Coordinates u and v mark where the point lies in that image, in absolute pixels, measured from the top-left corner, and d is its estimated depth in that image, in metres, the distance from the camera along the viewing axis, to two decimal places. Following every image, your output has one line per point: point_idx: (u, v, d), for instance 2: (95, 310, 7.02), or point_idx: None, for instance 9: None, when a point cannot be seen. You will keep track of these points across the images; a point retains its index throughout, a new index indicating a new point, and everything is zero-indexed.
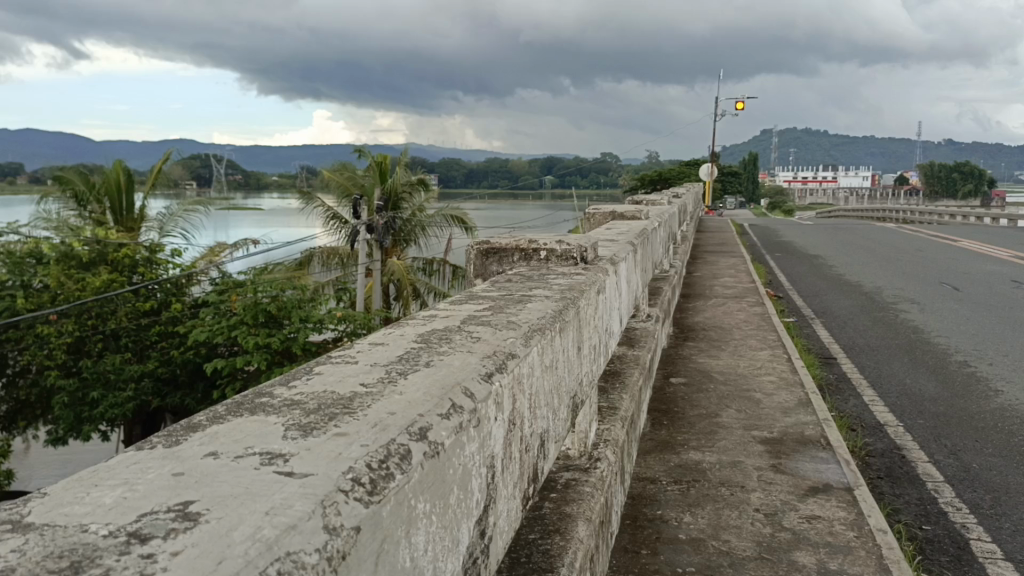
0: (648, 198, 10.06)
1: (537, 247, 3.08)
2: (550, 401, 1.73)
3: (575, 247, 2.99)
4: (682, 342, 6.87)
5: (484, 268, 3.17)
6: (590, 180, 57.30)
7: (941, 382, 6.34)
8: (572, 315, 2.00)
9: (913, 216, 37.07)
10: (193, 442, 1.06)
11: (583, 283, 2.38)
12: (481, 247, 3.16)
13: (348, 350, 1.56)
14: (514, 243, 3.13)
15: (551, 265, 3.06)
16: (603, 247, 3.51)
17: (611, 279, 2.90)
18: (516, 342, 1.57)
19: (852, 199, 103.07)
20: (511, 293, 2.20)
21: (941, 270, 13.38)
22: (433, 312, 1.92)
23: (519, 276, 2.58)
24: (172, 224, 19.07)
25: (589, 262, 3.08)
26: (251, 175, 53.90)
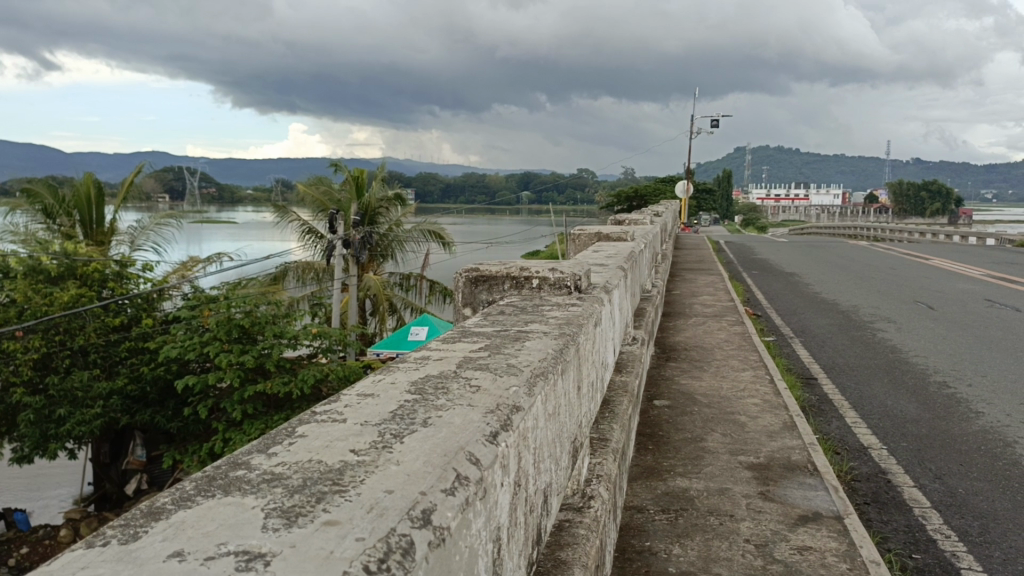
0: (627, 216, 10.03)
1: (529, 275, 3.00)
2: (552, 452, 1.68)
3: (569, 275, 2.92)
4: (664, 363, 6.79)
5: (473, 296, 3.09)
6: (566, 196, 57.42)
7: (922, 403, 6.32)
8: (572, 353, 1.98)
9: (886, 234, 37.46)
10: (155, 537, 0.92)
11: (581, 317, 2.33)
12: (470, 274, 3.07)
13: (335, 402, 1.44)
14: (505, 270, 3.04)
15: (544, 293, 2.98)
16: (594, 274, 3.45)
17: (606, 309, 2.82)
18: (519, 393, 1.52)
19: (824, 216, 104.42)
20: (505, 329, 2.12)
21: (916, 288, 13.47)
22: (423, 353, 1.81)
23: (511, 308, 2.49)
24: (144, 237, 18.92)
25: (583, 291, 3.00)
26: (224, 188, 53.25)
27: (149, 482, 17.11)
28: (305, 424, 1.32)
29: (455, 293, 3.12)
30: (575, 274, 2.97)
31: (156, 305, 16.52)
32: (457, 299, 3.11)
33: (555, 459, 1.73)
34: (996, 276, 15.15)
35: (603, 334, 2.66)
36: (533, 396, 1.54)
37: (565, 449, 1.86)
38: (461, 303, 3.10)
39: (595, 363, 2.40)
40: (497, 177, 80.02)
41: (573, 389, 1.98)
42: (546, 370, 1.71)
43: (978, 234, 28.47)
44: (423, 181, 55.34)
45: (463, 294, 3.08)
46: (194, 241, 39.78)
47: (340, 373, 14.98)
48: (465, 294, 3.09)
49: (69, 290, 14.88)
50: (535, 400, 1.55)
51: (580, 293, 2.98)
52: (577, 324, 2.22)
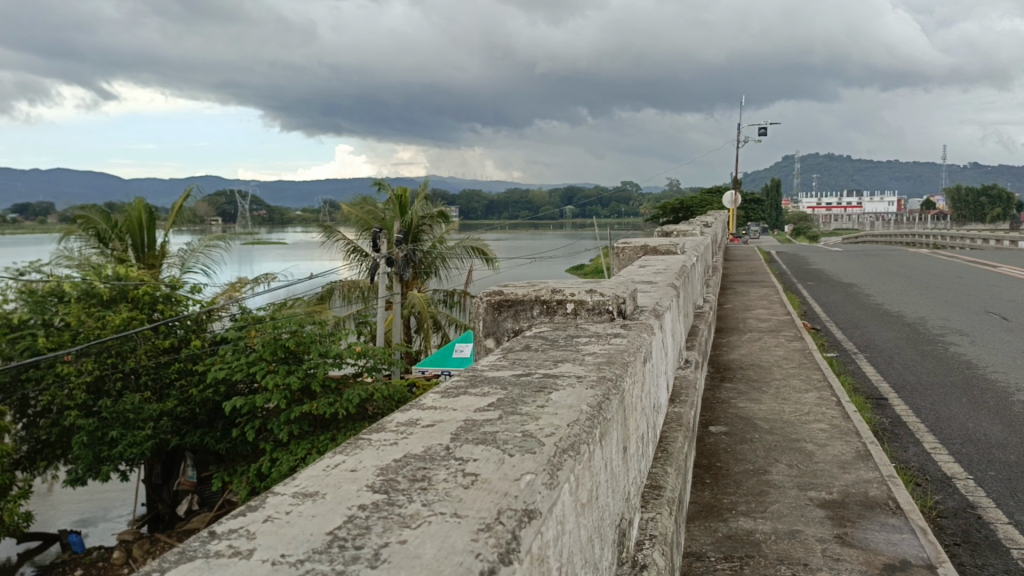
0: (677, 227, 9.61)
1: (562, 298, 2.66)
2: (584, 552, 1.31)
3: (610, 299, 2.58)
4: (719, 384, 6.34)
5: (497, 322, 2.75)
6: (612, 210, 56.84)
7: (1007, 426, 5.72)
8: (612, 410, 1.61)
9: (945, 241, 36.03)
10: None
11: (625, 353, 1.97)
12: (492, 298, 2.74)
13: (263, 511, 1.11)
14: (533, 294, 2.71)
15: (581, 319, 2.64)
16: (643, 294, 3.09)
17: (656, 338, 2.46)
18: (533, 486, 1.16)
19: (878, 223, 101.67)
20: (527, 375, 1.77)
21: (986, 298, 12.68)
22: (407, 418, 1.48)
23: (540, 342, 2.15)
24: (193, 260, 19.10)
25: (627, 317, 2.64)
26: (275, 209, 54.09)
27: (200, 503, 17.07)
28: (200, 558, 0.97)
29: (475, 318, 2.79)
30: (618, 297, 2.61)
31: (205, 326, 16.60)
32: (479, 324, 2.78)
33: (590, 560, 1.37)
34: None
35: (655, 368, 2.29)
36: (554, 488, 1.19)
37: (606, 536, 1.49)
38: (484, 331, 2.77)
39: (646, 407, 2.04)
40: (543, 194, 79.88)
41: (616, 453, 1.61)
42: (577, 442, 1.35)
43: None
44: (467, 198, 55.39)
45: (486, 318, 2.76)
46: (244, 262, 40.37)
47: (386, 393, 14.75)
48: (488, 318, 2.76)
49: (121, 313, 14.96)
50: (557, 493, 1.19)
51: (624, 319, 2.62)
52: (616, 363, 1.86)
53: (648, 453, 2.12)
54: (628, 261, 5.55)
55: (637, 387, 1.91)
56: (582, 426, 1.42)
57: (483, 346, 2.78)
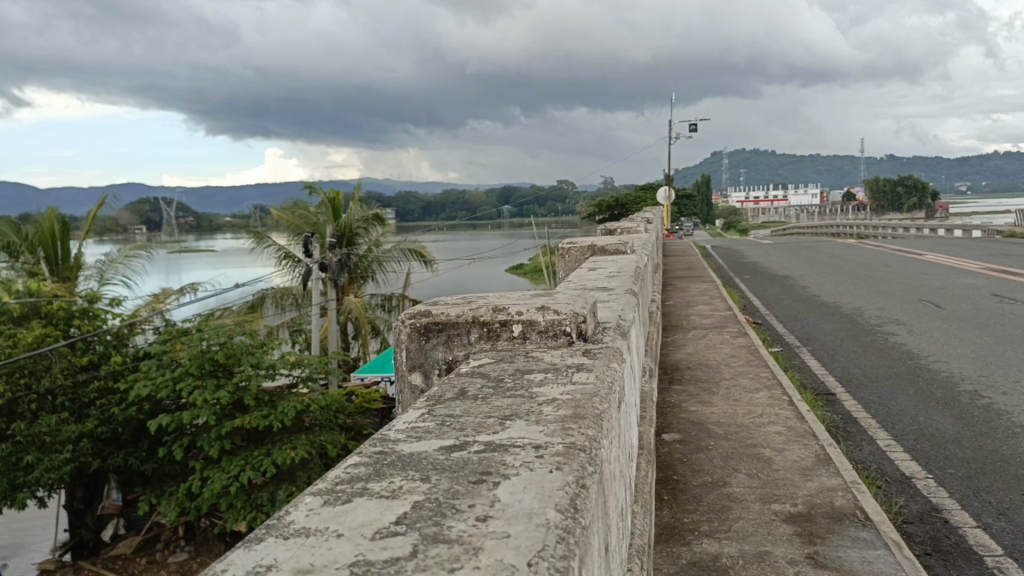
0: (617, 225, 9.37)
1: (506, 320, 2.30)
2: None
3: (568, 319, 2.24)
4: (667, 387, 6.06)
5: (424, 350, 2.39)
6: (547, 209, 56.92)
7: (957, 418, 5.61)
8: (587, 510, 1.21)
9: (867, 231, 37.11)
10: None
11: (593, 400, 1.63)
12: (417, 322, 2.39)
13: None
14: (468, 316, 2.35)
15: (531, 344, 2.29)
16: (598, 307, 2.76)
17: (623, 367, 2.14)
18: None
19: (804, 215, 104.77)
20: (456, 458, 1.34)
21: (918, 286, 12.85)
22: (252, 568, 0.99)
23: (481, 386, 1.78)
24: (113, 271, 18.07)
25: (586, 338, 2.31)
26: (202, 215, 52.28)
27: (126, 526, 16.13)
28: None
29: (398, 345, 2.43)
30: (576, 314, 2.27)
31: (126, 340, 15.69)
32: (405, 353, 2.41)
33: None
34: (996, 268, 14.58)
35: (626, 408, 1.95)
36: None
37: None
38: (409, 362, 2.41)
39: (620, 463, 1.69)
40: (479, 194, 79.65)
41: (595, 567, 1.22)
42: None
43: (961, 225, 28.15)
44: (402, 199, 54.69)
45: (410, 344, 2.40)
46: (170, 270, 38.80)
47: (323, 403, 14.14)
48: (413, 344, 2.40)
49: (33, 331, 13.92)
50: None
51: (583, 340, 2.29)
52: (581, 419, 1.50)
53: (624, 514, 1.77)
54: (574, 263, 5.21)
55: (611, 449, 1.55)
56: (545, 570, 0.96)
57: (408, 377, 2.43)
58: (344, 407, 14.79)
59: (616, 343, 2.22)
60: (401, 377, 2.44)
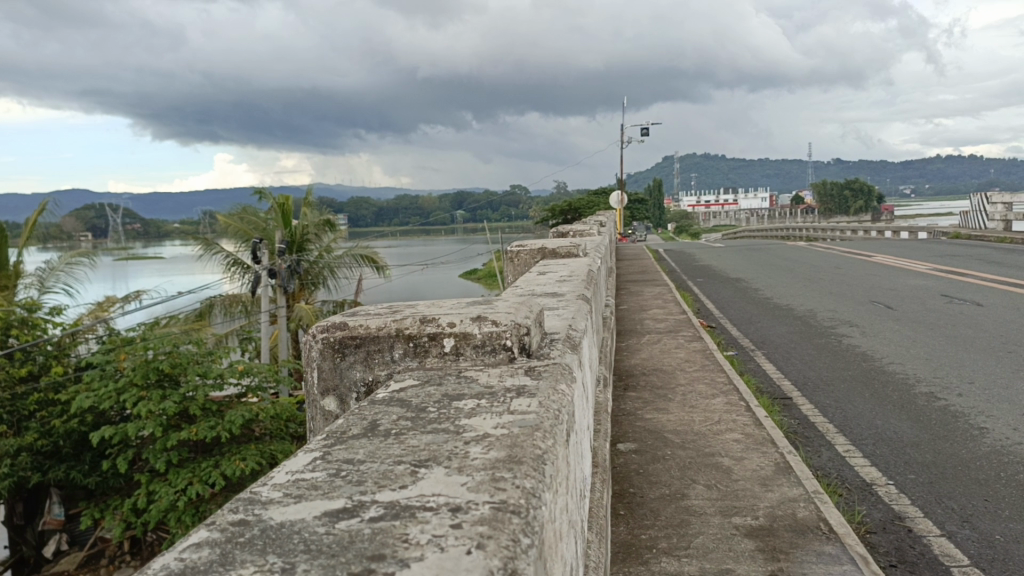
0: (570, 228, 9.23)
1: (433, 334, 2.11)
2: None
3: (508, 330, 2.06)
4: (622, 394, 5.89)
5: (340, 369, 2.20)
6: (502, 214, 56.72)
7: (915, 421, 5.57)
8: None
9: (816, 233, 37.68)
10: None
11: (531, 434, 1.42)
12: (331, 336, 2.20)
13: None
14: (389, 328, 2.16)
15: (466, 359, 2.09)
16: (547, 315, 2.56)
17: (574, 385, 1.95)
18: None
19: (754, 219, 106.58)
20: (348, 530, 1.10)
21: (868, 287, 13.00)
22: None
23: (398, 419, 1.57)
24: (53, 279, 17.35)
25: (530, 353, 2.11)
26: (149, 221, 50.77)
27: (69, 542, 14.80)
28: None
29: (312, 364, 2.23)
30: (518, 326, 2.08)
31: (68, 349, 15.03)
32: (319, 374, 2.22)
33: None
34: (943, 270, 14.85)
35: (578, 436, 1.75)
36: None
37: None
38: (324, 383, 2.22)
39: (568, 506, 1.48)
40: (434, 199, 79.17)
41: None
42: None
43: (908, 228, 28.77)
44: (355, 204, 54.05)
45: (325, 362, 2.20)
46: (116, 277, 37.53)
47: (272, 412, 13.64)
48: (327, 363, 2.20)
49: None
50: None
51: (526, 356, 2.09)
52: (516, 465, 1.28)
53: (575, 561, 1.56)
54: (523, 267, 5.01)
55: (554, 501, 1.32)
56: None
57: (322, 400, 2.24)
58: (295, 417, 14.35)
59: (564, 358, 2.01)
60: (314, 400, 2.25)
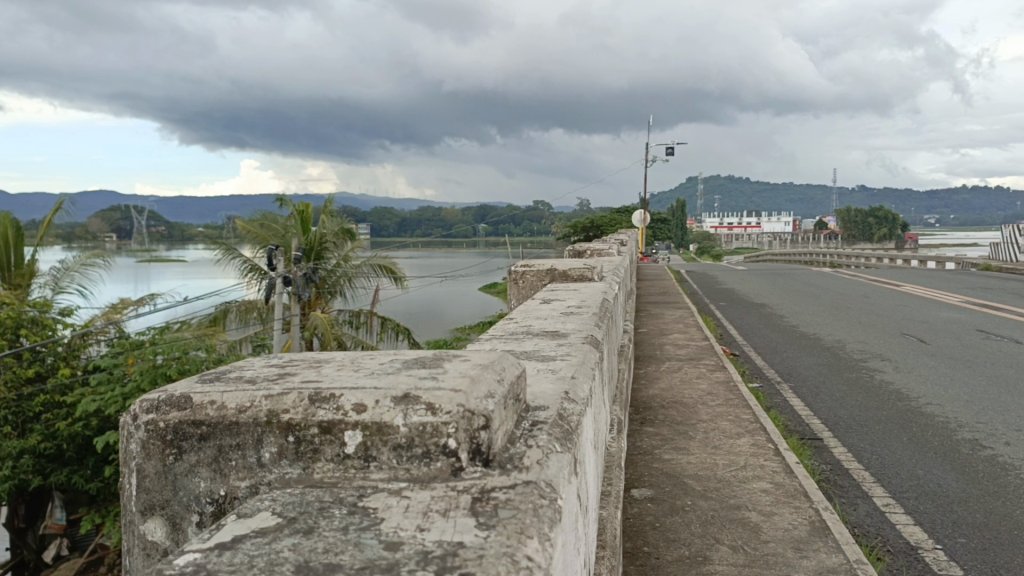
0: (590, 246, 8.76)
1: (321, 429, 1.59)
2: None
3: (456, 424, 1.52)
4: (639, 430, 5.40)
5: (171, 475, 1.74)
6: (523, 228, 56.27)
7: (962, 473, 5.03)
8: None
9: (840, 260, 36.89)
10: None
11: None
12: (155, 424, 1.72)
13: None
14: (251, 414, 1.65)
15: (384, 468, 1.57)
16: (536, 373, 2.07)
17: (556, 517, 1.42)
18: None
19: (777, 243, 105.44)
20: None
21: (900, 319, 12.39)
22: None
23: None
24: (67, 279, 16.86)
25: (493, 458, 1.57)
26: (173, 224, 50.89)
27: (70, 547, 14.06)
28: None
29: (133, 463, 1.77)
30: (468, 418, 1.54)
31: (78, 351, 14.57)
32: (142, 482, 1.77)
33: None
34: (977, 302, 14.22)
35: None
36: None
37: None
38: (148, 498, 1.78)
39: None
40: (456, 212, 78.92)
41: None
42: None
43: (937, 257, 28.09)
44: (377, 215, 54.08)
45: (149, 463, 1.75)
46: (139, 278, 37.44)
47: None
48: (152, 464, 1.75)
49: None
50: None
51: (483, 462, 1.55)
52: None
53: None
54: (529, 289, 4.56)
55: None
56: None
57: (144, 522, 1.81)
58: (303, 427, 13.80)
59: (542, 472, 1.51)
60: (133, 523, 1.81)
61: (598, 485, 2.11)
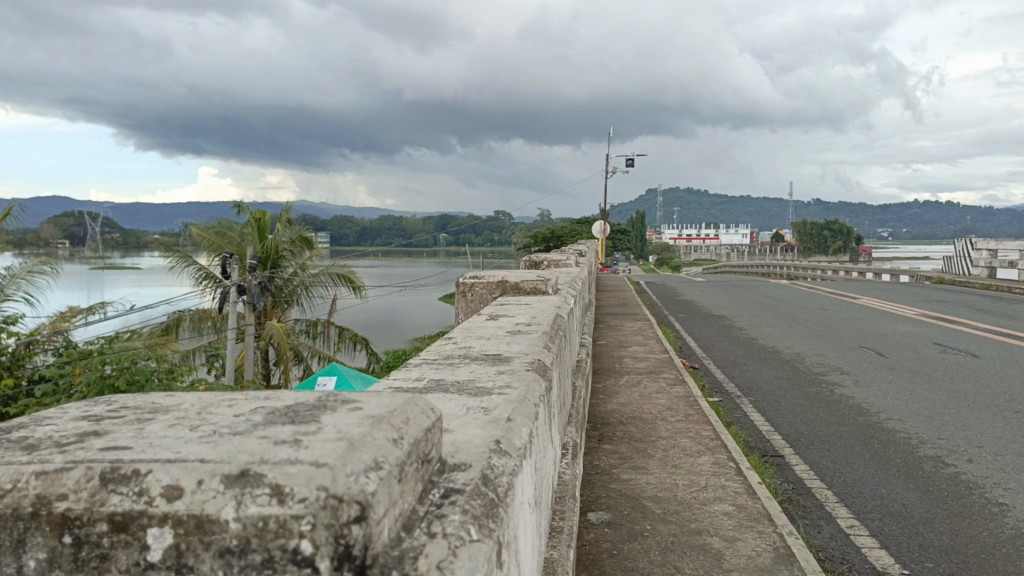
0: (549, 256, 8.58)
1: (117, 525, 1.19)
2: None
3: (313, 521, 1.13)
4: (596, 447, 5.21)
5: None
6: (484, 237, 55.95)
7: (925, 492, 4.92)
8: None
9: (798, 272, 37.30)
10: None
11: None
12: None
13: None
14: (20, 500, 1.23)
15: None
16: (465, 415, 1.82)
17: None
18: None
19: (734, 254, 106.76)
20: None
21: (858, 332, 12.43)
22: None
23: None
24: (13, 287, 16.05)
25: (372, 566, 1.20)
26: (127, 230, 49.53)
27: None
28: None
29: None
30: (332, 513, 1.15)
31: (23, 360, 13.88)
32: None
33: None
34: (933, 316, 14.34)
35: None
36: None
37: None
38: None
39: None
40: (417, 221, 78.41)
41: None
42: None
43: (890, 271, 28.53)
44: (338, 223, 53.35)
45: None
46: (91, 286, 36.27)
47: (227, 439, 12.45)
48: None
49: None
50: None
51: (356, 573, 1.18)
52: None
53: None
54: (478, 303, 4.33)
55: None
56: None
57: None
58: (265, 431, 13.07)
59: None
60: None
61: (540, 536, 1.89)
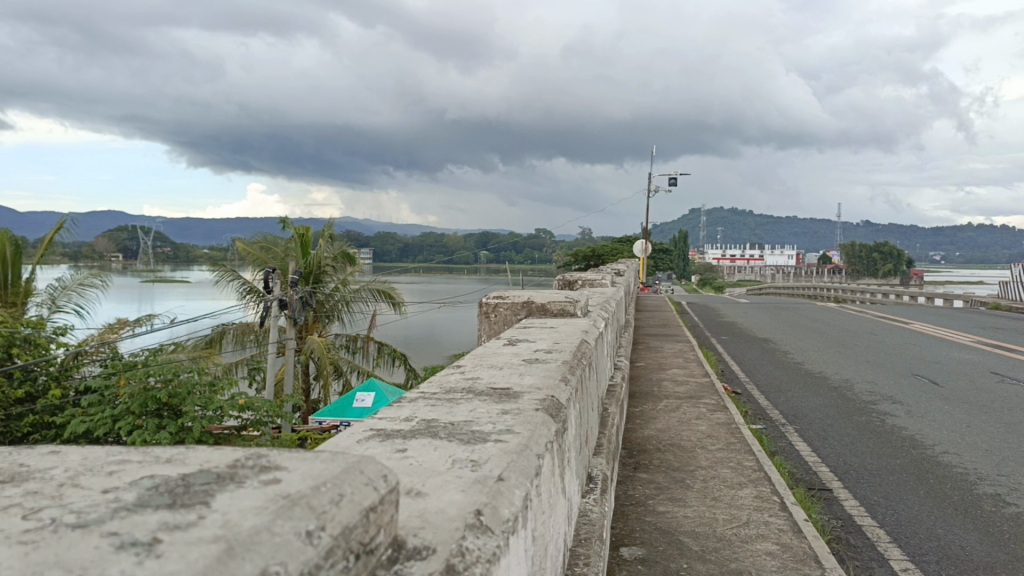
0: (586, 275, 8.39)
1: None
2: None
3: None
4: (632, 476, 4.98)
5: None
6: (525, 255, 55.86)
7: (987, 534, 4.57)
8: None
9: (845, 295, 36.47)
10: None
11: None
12: None
13: None
14: None
15: None
16: (458, 466, 1.61)
17: None
18: None
19: (779, 276, 105.05)
20: None
21: (910, 358, 11.95)
22: None
23: None
24: (65, 298, 16.38)
25: None
26: (178, 244, 50.67)
27: None
28: None
29: None
30: None
31: (71, 370, 14.07)
32: None
33: None
34: (989, 343, 13.75)
35: None
36: None
37: None
38: None
39: None
40: (460, 238, 78.83)
41: None
42: None
43: (943, 295, 27.69)
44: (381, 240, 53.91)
45: None
46: (142, 298, 37.12)
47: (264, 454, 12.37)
48: None
49: None
50: None
51: None
52: None
53: None
54: (503, 323, 4.18)
55: None
56: None
57: None
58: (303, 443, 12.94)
59: None
60: None
61: None
